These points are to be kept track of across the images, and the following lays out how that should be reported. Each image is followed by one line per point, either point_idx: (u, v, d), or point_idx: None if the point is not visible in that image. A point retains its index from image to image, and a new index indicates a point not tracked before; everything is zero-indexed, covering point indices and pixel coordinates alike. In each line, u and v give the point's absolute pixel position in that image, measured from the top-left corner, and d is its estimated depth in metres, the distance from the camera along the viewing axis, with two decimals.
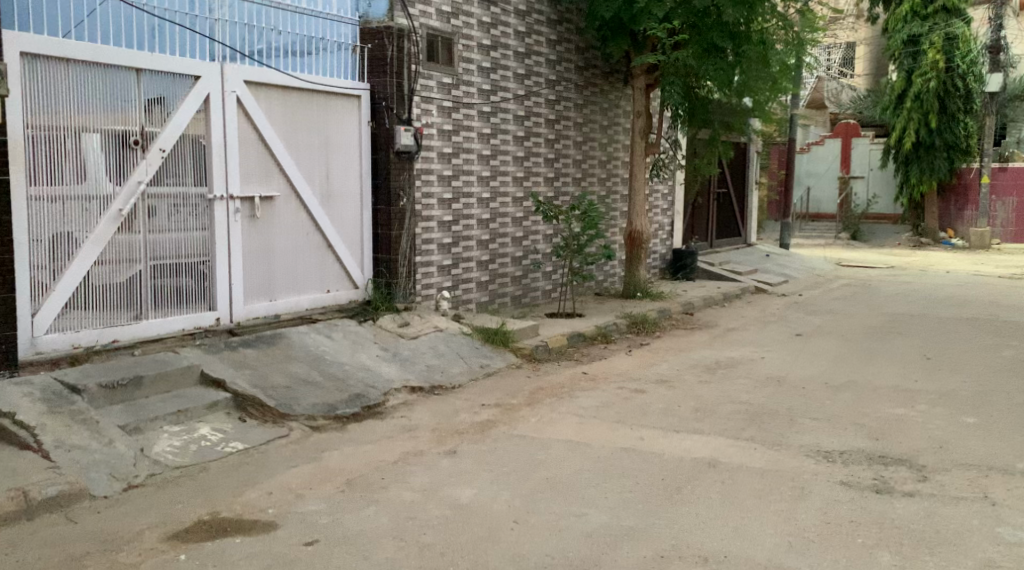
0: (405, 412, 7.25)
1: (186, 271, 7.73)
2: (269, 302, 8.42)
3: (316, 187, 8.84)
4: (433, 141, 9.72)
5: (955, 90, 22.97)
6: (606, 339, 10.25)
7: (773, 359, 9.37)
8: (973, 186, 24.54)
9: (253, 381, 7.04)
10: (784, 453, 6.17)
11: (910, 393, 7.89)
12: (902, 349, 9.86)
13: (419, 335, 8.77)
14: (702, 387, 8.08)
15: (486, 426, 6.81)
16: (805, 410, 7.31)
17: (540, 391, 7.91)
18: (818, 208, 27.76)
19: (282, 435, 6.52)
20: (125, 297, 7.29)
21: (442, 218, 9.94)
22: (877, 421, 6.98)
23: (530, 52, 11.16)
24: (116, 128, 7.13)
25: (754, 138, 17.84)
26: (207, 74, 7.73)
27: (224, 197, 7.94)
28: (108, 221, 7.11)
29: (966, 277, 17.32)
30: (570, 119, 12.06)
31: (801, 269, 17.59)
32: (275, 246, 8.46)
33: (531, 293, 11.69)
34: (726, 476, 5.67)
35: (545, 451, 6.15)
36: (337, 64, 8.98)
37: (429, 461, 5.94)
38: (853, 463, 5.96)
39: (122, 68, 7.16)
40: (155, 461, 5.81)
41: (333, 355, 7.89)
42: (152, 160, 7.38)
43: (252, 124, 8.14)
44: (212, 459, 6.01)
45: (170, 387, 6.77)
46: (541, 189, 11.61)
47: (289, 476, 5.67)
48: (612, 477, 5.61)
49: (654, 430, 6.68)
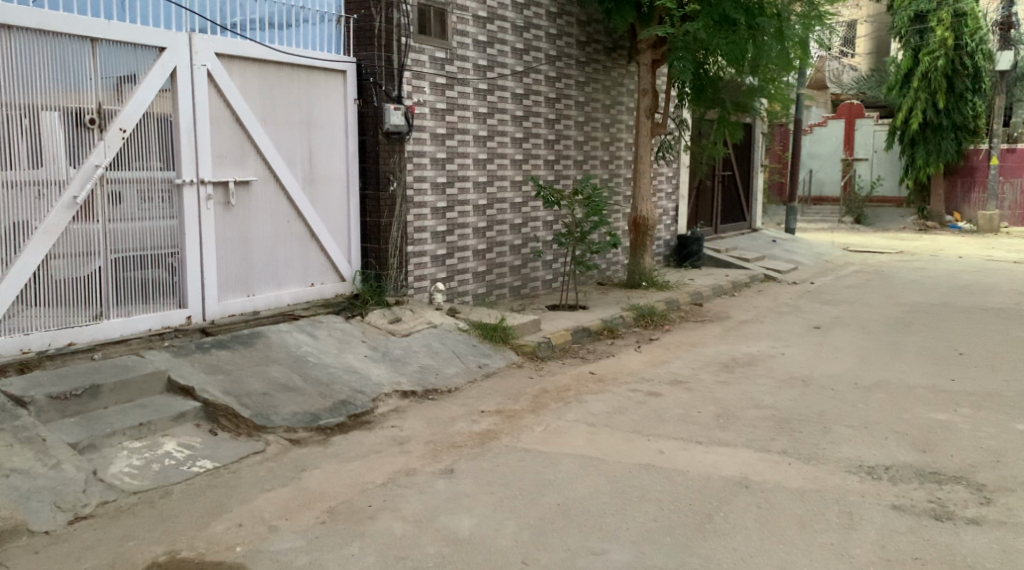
0: (396, 421, 6.54)
1: (153, 264, 6.99)
2: (246, 298, 7.67)
3: (297, 171, 8.07)
4: (426, 120, 8.98)
5: (963, 69, 22.26)
6: (612, 333, 9.52)
7: (794, 355, 8.68)
8: (980, 167, 23.86)
9: (227, 388, 6.31)
10: (822, 469, 5.47)
11: (949, 394, 7.21)
12: (930, 343, 9.16)
13: (411, 332, 8.04)
14: (720, 388, 7.39)
15: (486, 438, 6.10)
16: (838, 415, 6.62)
17: (544, 395, 7.21)
18: (821, 191, 26.87)
19: (257, 451, 5.79)
20: (83, 295, 6.54)
21: (436, 204, 9.22)
22: (921, 429, 6.27)
23: (529, 25, 10.40)
24: (68, 105, 6.36)
25: (759, 118, 17.10)
26: (173, 45, 6.95)
27: (194, 182, 7.18)
28: (61, 210, 6.35)
29: (980, 262, 16.63)
30: (571, 98, 11.30)
31: (810, 255, 16.90)
32: (252, 234, 7.71)
33: (530, 284, 10.96)
34: (761, 499, 4.98)
35: (554, 467, 5.45)
36: (320, 36, 8.19)
37: (422, 482, 5.23)
38: (903, 482, 5.27)
39: (76, 38, 6.39)
40: (109, 486, 5.08)
41: (316, 357, 7.15)
42: (112, 142, 6.60)
43: (224, 100, 7.37)
44: (176, 481, 5.29)
45: (133, 397, 6.04)
46: (541, 172, 10.87)
47: (263, 502, 4.97)
48: (633, 502, 4.91)
49: (674, 441, 5.99)
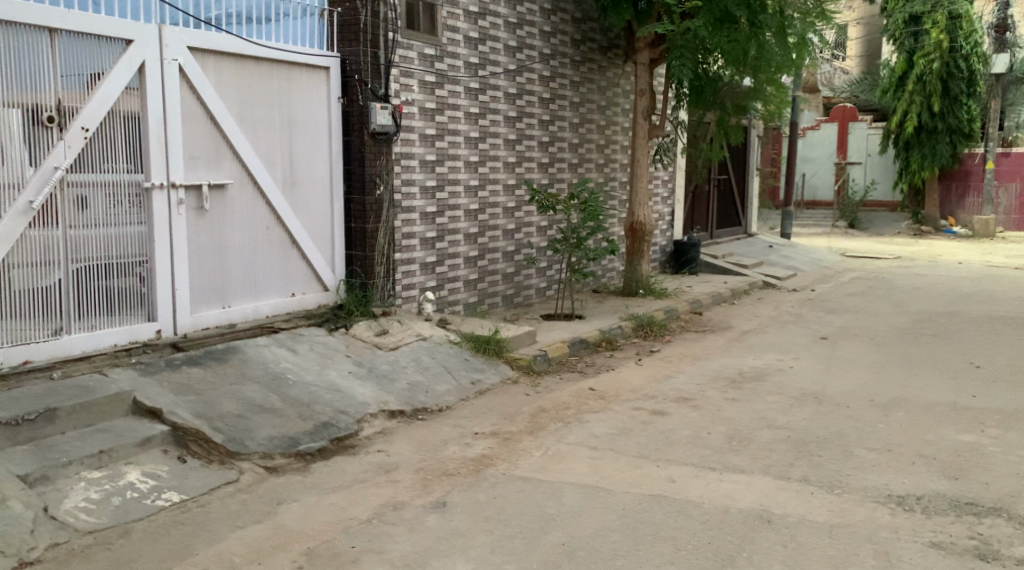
0: (382, 445, 6.04)
1: (121, 273, 6.45)
2: (221, 309, 7.14)
3: (277, 173, 7.56)
4: (414, 120, 8.50)
5: (958, 72, 21.92)
6: (610, 345, 9.04)
7: (804, 369, 8.21)
8: (975, 171, 23.55)
9: (198, 410, 5.78)
10: (848, 500, 4.99)
11: (972, 413, 6.75)
12: (945, 356, 8.71)
13: (399, 345, 7.54)
14: (729, 407, 6.91)
15: (481, 464, 5.60)
16: (858, 437, 6.15)
17: (542, 415, 6.72)
18: (814, 195, 26.55)
19: (230, 480, 5.28)
20: (41, 308, 6.00)
21: (425, 209, 8.74)
22: (949, 452, 5.81)
23: (522, 22, 9.93)
24: (24, 101, 5.83)
25: (755, 121, 16.68)
26: (141, 37, 6.43)
27: (165, 186, 6.66)
28: (15, 216, 5.81)
29: (979, 268, 16.23)
30: (566, 98, 10.83)
31: (807, 260, 16.46)
32: (228, 241, 7.17)
33: (524, 292, 10.47)
34: (787, 536, 4.51)
35: (557, 500, 4.95)
36: (302, 31, 7.67)
37: (412, 518, 4.73)
38: (938, 514, 4.80)
39: (33, 28, 5.86)
40: (61, 525, 4.57)
41: (297, 375, 6.63)
42: (72, 141, 6.08)
43: (198, 97, 6.84)
44: (138, 517, 4.77)
45: (93, 420, 5.51)
46: (534, 175, 10.39)
47: (234, 544, 4.48)
48: (646, 540, 4.43)
49: (685, 467, 5.51)
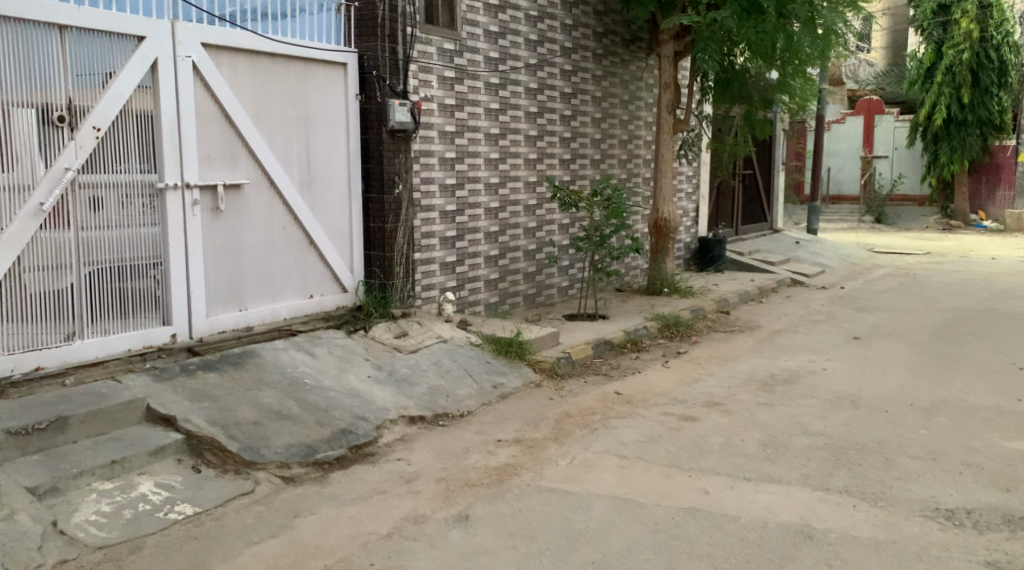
0: (403, 453, 5.84)
1: (134, 275, 6.28)
2: (238, 312, 6.97)
3: (294, 173, 7.37)
4: (433, 117, 8.29)
5: (989, 62, 21.41)
6: (635, 346, 8.80)
7: (837, 370, 7.94)
8: (1006, 165, 22.78)
9: (213, 417, 5.61)
10: (892, 514, 4.73)
11: (1018, 418, 6.45)
12: (985, 357, 8.39)
13: (419, 348, 7.34)
14: (762, 411, 6.65)
15: (505, 474, 5.39)
16: (899, 444, 5.88)
17: (566, 420, 6.50)
18: (839, 189, 26.11)
19: (246, 491, 5.10)
20: (52, 312, 5.84)
21: (445, 207, 8.53)
22: (997, 461, 5.52)
23: (543, 15, 9.69)
24: (34, 101, 5.67)
25: (781, 114, 16.35)
26: (153, 33, 6.26)
27: (179, 186, 6.48)
28: (26, 219, 5.65)
29: (1014, 264, 15.79)
30: (588, 93, 10.58)
31: (834, 256, 16.12)
32: (244, 242, 6.99)
33: (546, 292, 10.24)
34: (830, 553, 4.26)
35: (585, 513, 4.73)
36: (319, 27, 7.45)
37: (433, 533, 4.53)
38: (990, 530, 4.54)
39: (42, 25, 5.69)
40: (70, 540, 4.40)
41: (314, 379, 6.44)
42: (83, 141, 5.91)
43: (211, 94, 6.66)
44: (150, 532, 4.60)
45: (106, 429, 5.35)
46: (556, 171, 10.15)
47: (248, 561, 4.29)
48: (680, 558, 4.20)
49: (718, 477, 5.27)
